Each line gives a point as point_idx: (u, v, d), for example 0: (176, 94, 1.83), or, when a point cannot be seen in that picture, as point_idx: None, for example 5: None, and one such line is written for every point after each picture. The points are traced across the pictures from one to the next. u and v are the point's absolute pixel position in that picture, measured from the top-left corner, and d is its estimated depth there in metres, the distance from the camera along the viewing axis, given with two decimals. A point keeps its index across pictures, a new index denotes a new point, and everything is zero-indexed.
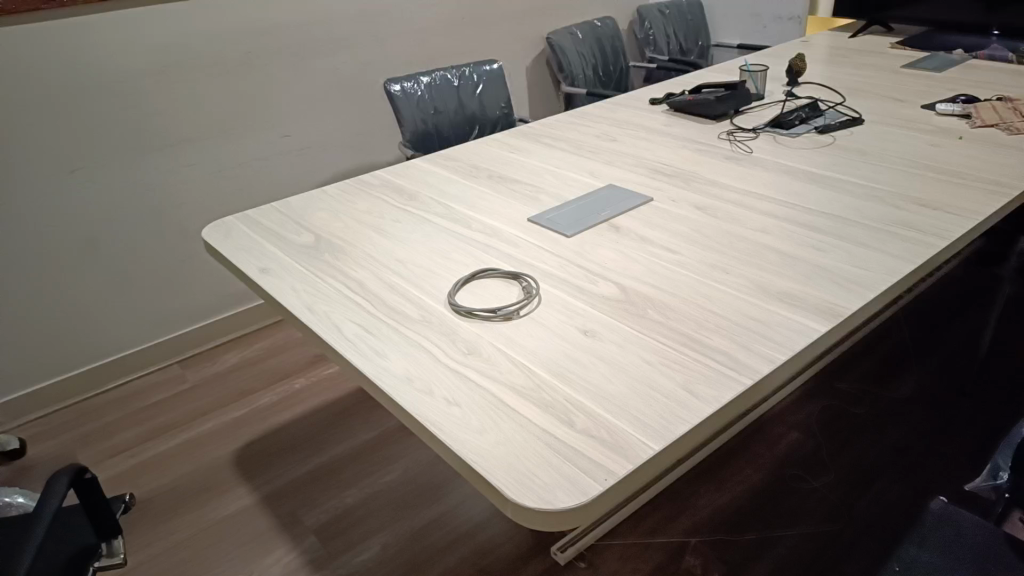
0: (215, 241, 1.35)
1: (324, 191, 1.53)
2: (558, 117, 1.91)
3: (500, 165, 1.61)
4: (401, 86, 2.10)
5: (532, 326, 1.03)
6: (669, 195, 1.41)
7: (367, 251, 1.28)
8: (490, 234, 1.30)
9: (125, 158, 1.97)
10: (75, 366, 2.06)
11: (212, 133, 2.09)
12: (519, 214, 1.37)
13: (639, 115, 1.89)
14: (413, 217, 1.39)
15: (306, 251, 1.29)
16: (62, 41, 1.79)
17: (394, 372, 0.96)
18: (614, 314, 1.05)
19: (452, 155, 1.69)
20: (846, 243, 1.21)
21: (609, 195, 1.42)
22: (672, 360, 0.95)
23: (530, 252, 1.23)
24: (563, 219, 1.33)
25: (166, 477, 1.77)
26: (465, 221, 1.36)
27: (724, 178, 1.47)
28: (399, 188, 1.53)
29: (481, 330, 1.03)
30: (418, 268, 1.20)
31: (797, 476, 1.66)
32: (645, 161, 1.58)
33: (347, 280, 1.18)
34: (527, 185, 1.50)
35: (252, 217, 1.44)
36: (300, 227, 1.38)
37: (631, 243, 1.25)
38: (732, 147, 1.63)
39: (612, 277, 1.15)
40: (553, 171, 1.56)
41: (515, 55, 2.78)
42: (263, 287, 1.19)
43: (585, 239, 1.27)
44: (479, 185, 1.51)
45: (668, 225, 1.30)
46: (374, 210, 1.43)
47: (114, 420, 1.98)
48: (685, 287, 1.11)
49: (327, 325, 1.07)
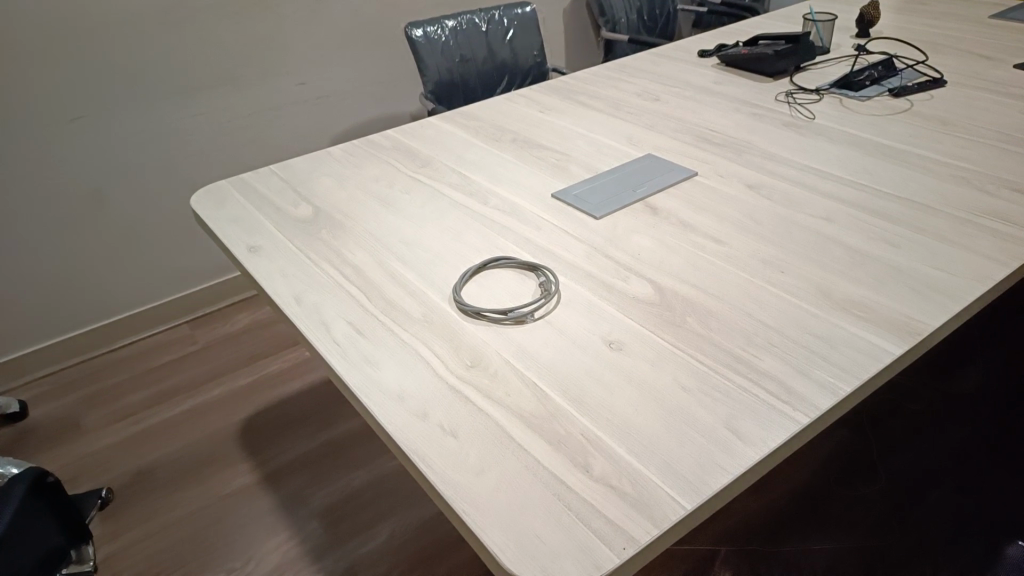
0: (204, 210, 1.22)
1: (329, 153, 1.38)
2: (594, 70, 1.71)
3: (526, 127, 1.44)
4: (424, 31, 1.91)
5: (550, 333, 0.88)
6: (717, 169, 1.23)
7: (368, 228, 1.13)
8: (509, 212, 1.14)
9: (127, 104, 1.83)
10: (80, 323, 1.98)
11: (220, 80, 1.94)
12: (543, 189, 1.20)
13: (686, 70, 1.68)
14: (423, 188, 1.24)
15: (302, 226, 1.15)
16: None
17: (384, 387, 0.82)
18: (646, 322, 0.89)
19: (474, 114, 1.52)
20: (925, 237, 1.03)
21: (648, 168, 1.24)
22: (713, 387, 0.80)
23: (552, 237, 1.07)
24: (592, 197, 1.16)
25: (169, 447, 1.67)
26: (482, 195, 1.20)
27: (781, 150, 1.28)
28: (411, 152, 1.37)
29: (489, 336, 0.88)
30: (423, 252, 1.06)
31: (844, 481, 1.51)
32: (690, 125, 1.39)
33: (342, 265, 1.04)
34: (554, 152, 1.32)
35: (248, 182, 1.30)
36: (299, 196, 1.24)
37: (671, 228, 1.08)
38: (792, 111, 1.43)
39: (646, 272, 0.98)
40: (586, 135, 1.38)
41: None
42: (249, 270, 1.05)
43: (618, 223, 1.10)
44: (501, 150, 1.35)
45: (715, 207, 1.12)
46: (381, 177, 1.28)
47: (117, 382, 1.90)
48: (733, 289, 0.94)
49: (313, 322, 0.93)
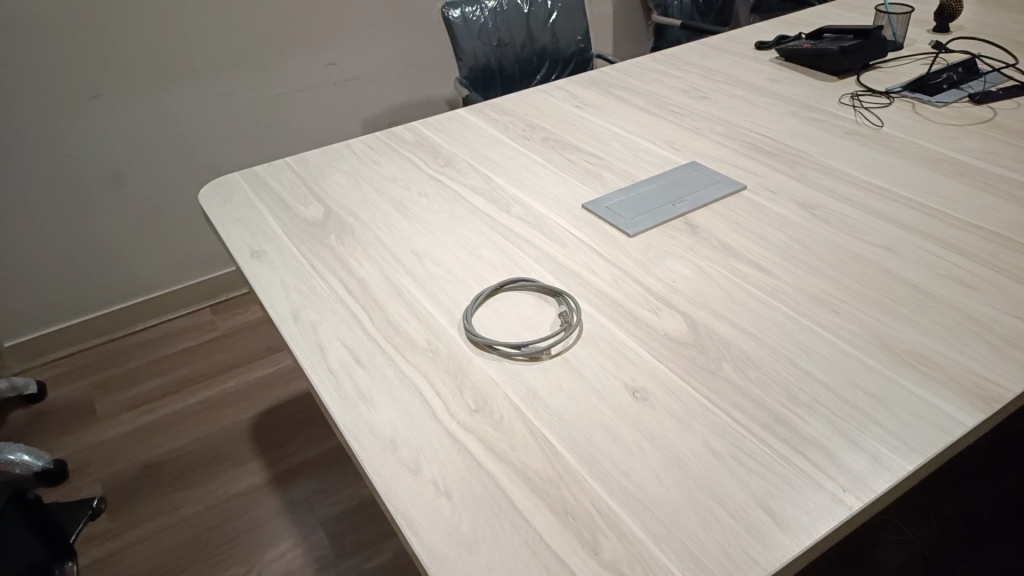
0: (210, 206, 1.14)
1: (348, 147, 1.30)
2: (639, 62, 1.58)
3: (560, 125, 1.33)
4: (461, 12, 1.80)
5: (566, 374, 0.79)
6: (768, 182, 1.10)
7: (379, 236, 1.04)
8: (532, 224, 1.04)
9: (150, 84, 1.77)
10: (103, 305, 1.96)
11: (246, 60, 1.86)
12: (572, 198, 1.10)
13: (740, 64, 1.55)
14: (443, 191, 1.14)
15: (308, 229, 1.07)
16: None
17: (375, 430, 0.73)
18: (676, 367, 0.79)
19: (505, 108, 1.41)
20: (1006, 278, 0.89)
21: (691, 178, 1.12)
22: (748, 455, 0.69)
23: (578, 256, 0.97)
24: (626, 210, 1.05)
25: (179, 440, 1.65)
26: (505, 201, 1.10)
27: (842, 162, 1.14)
28: (434, 149, 1.27)
29: (498, 374, 0.79)
30: (435, 268, 0.96)
31: (887, 523, 1.42)
32: (740, 130, 1.26)
33: (346, 278, 0.96)
34: (587, 156, 1.21)
35: (260, 176, 1.23)
36: (310, 194, 1.16)
37: (711, 251, 0.96)
38: (857, 117, 1.29)
39: (679, 304, 0.87)
40: (624, 137, 1.27)
41: None
42: (248, 277, 0.98)
43: (652, 242, 0.99)
44: (530, 151, 1.24)
45: (763, 228, 1.00)
46: (399, 177, 1.19)
47: (136, 367, 1.88)
48: (779, 332, 0.83)
49: (307, 344, 0.85)
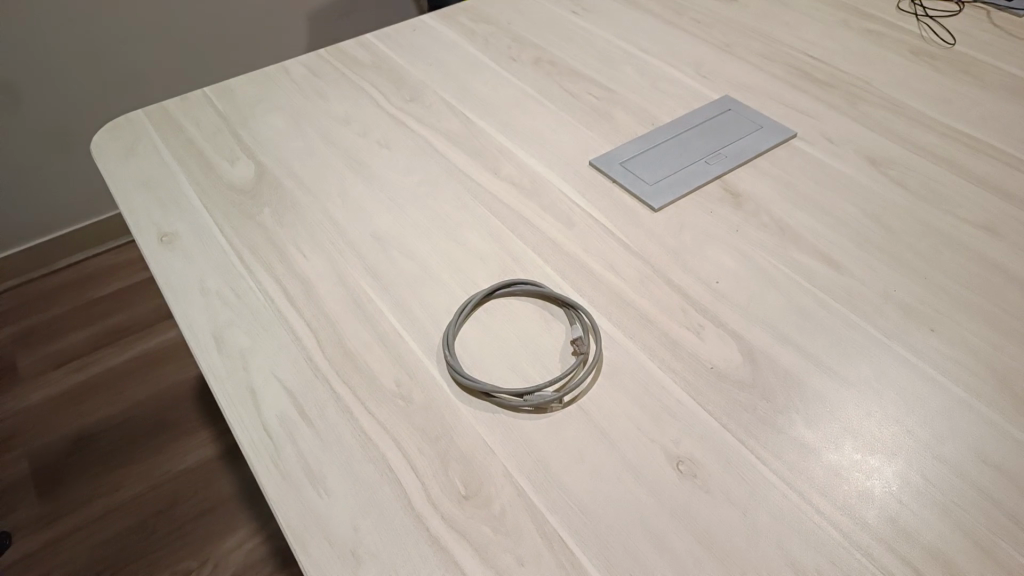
0: (105, 161, 0.87)
1: (285, 71, 1.02)
2: None
3: (554, 40, 1.06)
4: None
5: (584, 435, 0.59)
6: (824, 127, 0.87)
7: (328, 209, 0.80)
8: (528, 192, 0.81)
9: None
10: (12, 241, 1.67)
11: None
12: (577, 152, 0.86)
13: None
14: (411, 141, 0.89)
15: (236, 198, 0.82)
16: None
17: (329, 533, 0.53)
18: (731, 423, 0.59)
19: (483, 13, 1.12)
20: None
21: (724, 123, 0.88)
22: (841, 570, 0.51)
23: (590, 243, 0.74)
24: (648, 170, 0.82)
25: (115, 406, 1.43)
26: (491, 157, 0.86)
27: (913, 98, 0.91)
28: (395, 76, 1.00)
29: (492, 437, 0.59)
30: (403, 262, 0.73)
31: None
32: (781, 50, 1.01)
33: (286, 279, 0.72)
34: (593, 87, 0.96)
35: (173, 114, 0.95)
36: (237, 144, 0.90)
37: (763, 234, 0.74)
38: (922, 30, 1.04)
39: (729, 318, 0.67)
40: (636, 59, 1.01)
41: None
42: (155, 276, 0.73)
43: (683, 218, 0.77)
44: (519, 79, 0.98)
45: (825, 198, 0.78)
46: (354, 118, 0.93)
47: (60, 313, 1.62)
48: (864, 361, 0.63)
49: (236, 389, 0.63)
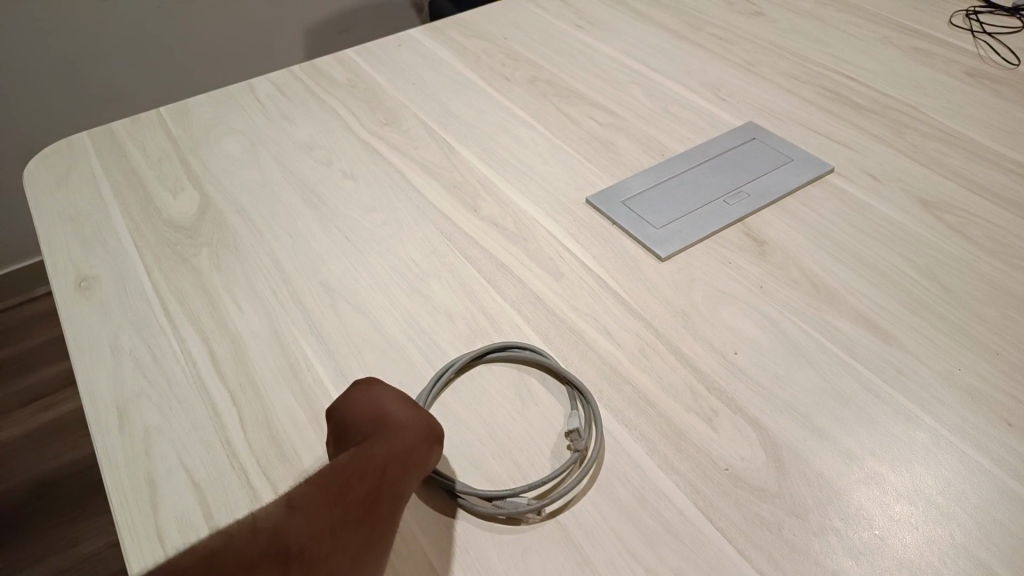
0: (34, 191, 0.76)
1: (250, 91, 0.91)
2: None
3: (554, 57, 0.94)
4: None
5: (558, 561, 0.45)
6: (865, 160, 0.74)
7: (276, 253, 0.68)
8: (511, 235, 0.68)
9: None
10: None
11: None
12: (572, 186, 0.73)
13: None
14: (380, 172, 0.77)
15: (173, 238, 0.70)
16: None
17: None
18: (749, 548, 0.45)
19: (477, 27, 1.01)
20: None
21: (748, 155, 0.75)
22: None
23: (581, 299, 0.62)
24: (655, 211, 0.69)
25: (81, 449, 1.33)
26: (471, 192, 0.74)
27: (970, 126, 0.77)
28: (372, 96, 0.89)
29: (443, 558, 0.46)
30: (355, 321, 0.61)
31: None
32: (813, 71, 0.88)
33: (214, 337, 0.61)
34: (595, 111, 0.84)
35: (118, 138, 0.84)
36: (184, 173, 0.78)
37: (791, 292, 0.61)
38: (979, 49, 0.90)
39: (746, 401, 0.53)
40: (647, 80, 0.88)
41: None
42: (64, 330, 0.62)
43: (693, 270, 0.64)
44: (511, 101, 0.86)
45: (868, 247, 0.64)
46: (320, 145, 0.81)
47: (33, 347, 1.52)
48: (923, 467, 0.49)
49: (131, 480, 0.51)
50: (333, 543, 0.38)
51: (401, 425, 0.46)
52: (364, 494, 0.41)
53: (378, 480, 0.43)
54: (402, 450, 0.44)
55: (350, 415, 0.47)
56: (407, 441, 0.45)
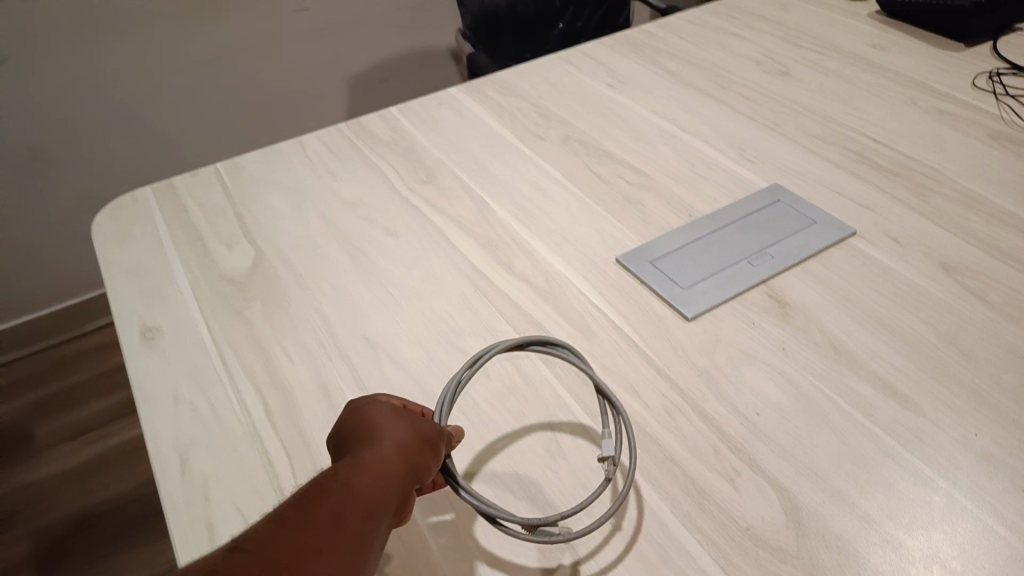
0: (101, 244, 0.82)
1: (299, 147, 0.97)
2: (690, 15, 1.20)
3: (586, 116, 0.98)
4: None
5: None
6: (887, 223, 0.76)
7: (323, 306, 0.73)
8: (543, 293, 0.72)
9: (71, 42, 1.39)
10: (43, 305, 1.66)
11: (199, 10, 1.49)
12: (602, 246, 0.77)
13: (829, 20, 1.16)
14: (420, 229, 0.81)
15: (227, 291, 0.75)
16: None
17: None
18: None
19: (513, 86, 1.06)
20: None
21: (772, 217, 0.78)
22: None
23: (609, 357, 0.65)
24: (682, 271, 0.72)
25: (127, 481, 1.38)
26: (506, 250, 0.78)
27: (993, 190, 0.79)
28: (413, 153, 0.94)
29: None
30: (396, 375, 0.65)
31: None
32: (838, 132, 0.90)
33: (266, 388, 0.65)
34: (625, 171, 0.88)
35: (177, 193, 0.90)
36: (238, 228, 0.84)
37: (812, 354, 0.63)
38: (1002, 111, 0.92)
39: (769, 464, 0.56)
40: (675, 139, 0.92)
41: None
42: (129, 379, 0.67)
43: (717, 330, 0.66)
44: (545, 160, 0.90)
45: (888, 310, 0.67)
46: (363, 201, 0.86)
47: (84, 381, 1.60)
48: (939, 533, 0.51)
49: (191, 525, 0.55)
50: (295, 556, 0.40)
51: (378, 441, 0.47)
52: (336, 502, 0.43)
53: (355, 488, 0.44)
54: (374, 460, 0.46)
55: (341, 437, 0.49)
56: (380, 454, 0.46)
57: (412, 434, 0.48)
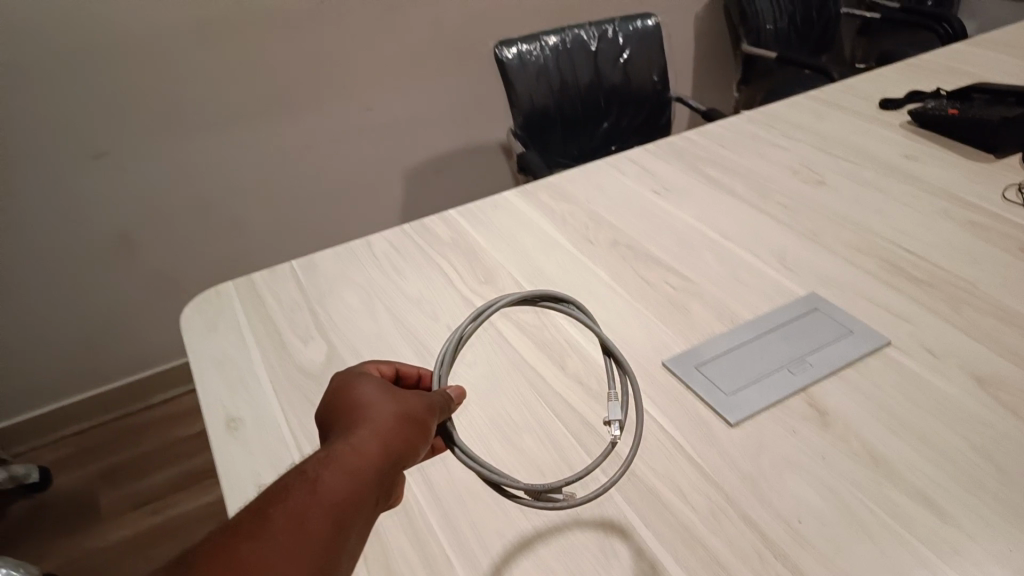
0: (190, 336, 0.90)
1: (367, 246, 1.05)
2: (730, 124, 1.28)
3: (632, 221, 1.05)
4: (518, 50, 1.54)
5: None
6: (923, 334, 0.80)
7: None
8: (596, 394, 0.77)
9: (158, 138, 1.54)
10: (112, 378, 1.77)
11: (273, 110, 1.63)
12: (650, 349, 0.82)
13: (863, 130, 1.23)
14: (479, 328, 0.88)
15: (304, 385, 0.82)
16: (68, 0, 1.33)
17: None
18: None
19: (564, 190, 1.14)
20: None
21: (811, 326, 0.83)
22: None
23: (659, 460, 0.69)
24: (726, 376, 0.77)
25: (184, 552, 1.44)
26: (560, 351, 0.83)
27: None
28: (472, 254, 1.01)
29: None
30: (461, 471, 0.70)
31: None
32: (874, 242, 0.96)
33: None
34: (670, 276, 0.94)
35: (257, 288, 0.98)
36: (313, 323, 0.91)
37: (852, 463, 0.67)
38: None
39: (813, 572, 0.59)
40: (717, 246, 0.98)
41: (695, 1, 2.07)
42: (217, 467, 0.73)
43: (761, 436, 0.71)
44: (595, 263, 0.97)
45: (925, 422, 0.71)
46: (428, 300, 0.93)
47: (146, 452, 1.68)
48: None
49: None
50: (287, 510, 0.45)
51: (362, 418, 0.53)
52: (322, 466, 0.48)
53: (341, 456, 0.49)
54: (362, 434, 0.51)
55: (333, 416, 0.55)
56: (364, 428, 0.52)
57: (395, 412, 0.55)
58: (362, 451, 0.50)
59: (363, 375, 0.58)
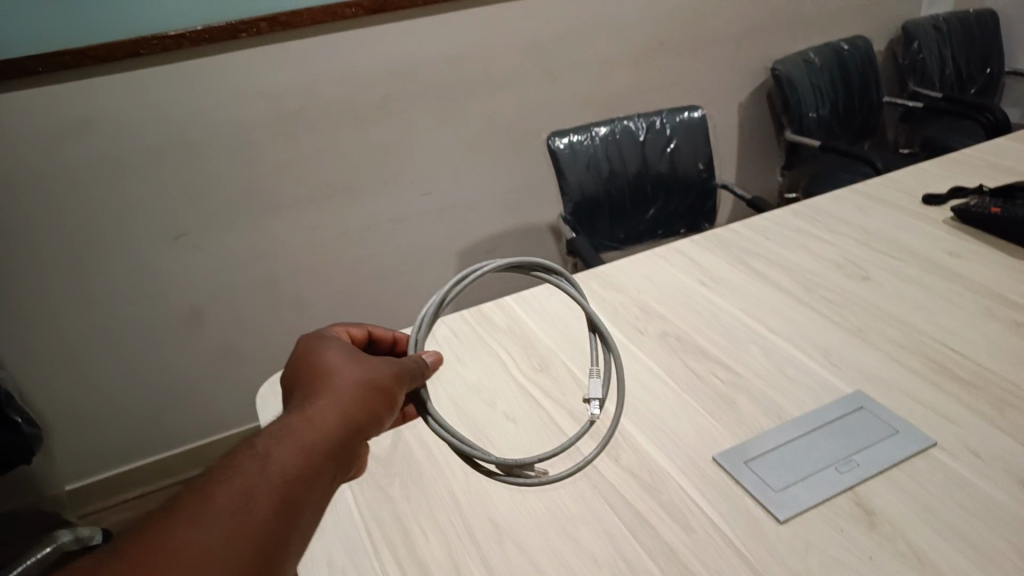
0: (267, 415, 0.97)
1: (430, 331, 1.12)
2: (776, 217, 1.34)
3: (681, 312, 1.10)
4: (568, 140, 1.63)
5: None
6: (970, 437, 0.82)
7: (453, 487, 0.84)
8: (647, 485, 0.81)
9: (232, 220, 1.66)
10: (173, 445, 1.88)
11: (337, 193, 1.74)
12: (700, 443, 0.86)
13: (908, 225, 1.27)
14: (536, 416, 0.93)
15: (371, 467, 0.88)
16: (161, 100, 1.48)
17: None
18: None
19: (615, 280, 1.20)
20: None
21: (858, 425, 0.85)
22: None
23: (708, 554, 0.73)
24: (774, 472, 0.80)
25: None
26: (614, 442, 0.88)
27: None
28: (528, 342, 1.07)
29: None
30: (518, 558, 0.74)
31: None
32: (920, 341, 0.98)
33: (405, 561, 0.75)
34: (719, 369, 0.98)
35: None
36: None
37: (900, 566, 0.69)
38: None
39: None
40: (764, 340, 1.02)
41: (741, 89, 2.15)
42: None
43: (808, 534, 0.73)
44: (646, 355, 1.02)
45: (972, 527, 0.72)
46: (486, 387, 0.99)
47: None
48: None
49: None
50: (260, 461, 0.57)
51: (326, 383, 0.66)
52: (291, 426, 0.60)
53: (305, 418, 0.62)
54: (327, 397, 0.64)
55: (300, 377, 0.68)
56: (326, 392, 0.64)
57: (350, 377, 0.67)
58: (317, 416, 0.62)
59: (325, 345, 0.71)
